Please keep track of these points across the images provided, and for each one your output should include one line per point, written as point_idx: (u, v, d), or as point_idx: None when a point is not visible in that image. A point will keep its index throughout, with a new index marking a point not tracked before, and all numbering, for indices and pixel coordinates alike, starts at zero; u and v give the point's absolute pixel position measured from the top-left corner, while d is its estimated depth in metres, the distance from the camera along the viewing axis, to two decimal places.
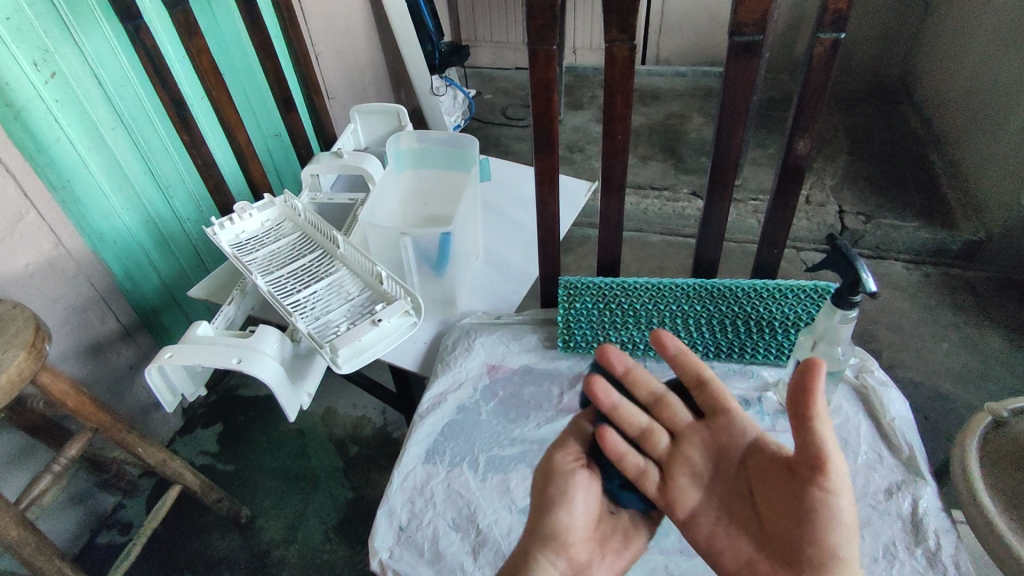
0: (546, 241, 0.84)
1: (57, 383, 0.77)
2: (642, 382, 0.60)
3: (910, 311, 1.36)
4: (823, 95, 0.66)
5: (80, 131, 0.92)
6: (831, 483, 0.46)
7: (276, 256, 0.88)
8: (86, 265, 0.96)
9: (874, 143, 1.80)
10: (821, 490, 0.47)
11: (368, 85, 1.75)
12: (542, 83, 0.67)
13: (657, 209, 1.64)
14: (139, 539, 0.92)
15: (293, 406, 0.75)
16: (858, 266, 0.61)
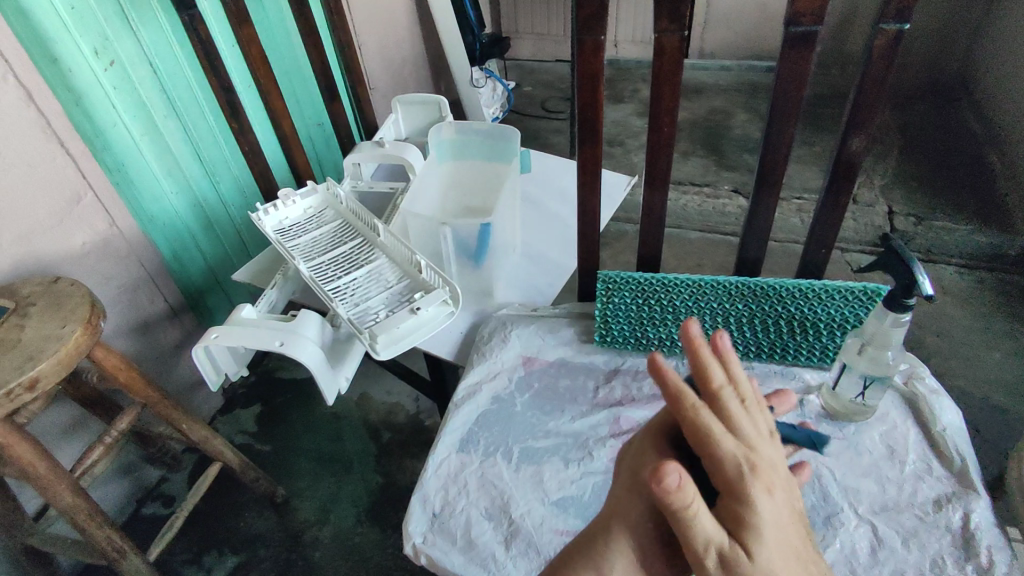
0: (586, 234, 0.83)
1: (110, 358, 0.80)
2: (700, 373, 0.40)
3: (962, 317, 1.31)
4: (882, 89, 0.64)
5: (134, 116, 0.95)
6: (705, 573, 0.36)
7: (318, 242, 0.89)
8: (137, 247, 1.00)
9: (928, 142, 1.73)
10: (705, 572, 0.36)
11: (408, 75, 1.77)
12: (588, 74, 0.66)
13: (697, 205, 1.64)
14: (181, 512, 0.95)
15: (331, 389, 0.76)
16: (914, 266, 0.59)
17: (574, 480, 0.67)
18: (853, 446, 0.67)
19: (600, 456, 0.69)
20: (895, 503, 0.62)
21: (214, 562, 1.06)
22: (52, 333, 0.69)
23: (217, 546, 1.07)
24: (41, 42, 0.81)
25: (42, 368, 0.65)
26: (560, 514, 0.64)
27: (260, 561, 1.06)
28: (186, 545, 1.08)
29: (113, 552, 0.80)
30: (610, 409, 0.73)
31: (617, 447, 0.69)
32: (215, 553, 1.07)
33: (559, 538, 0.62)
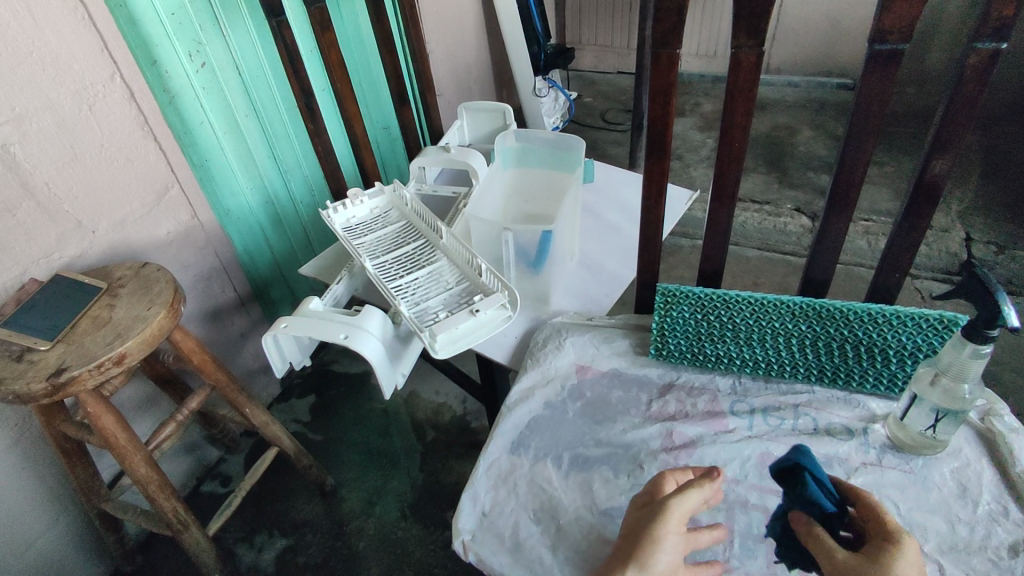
0: (647, 245, 0.83)
1: (186, 341, 0.85)
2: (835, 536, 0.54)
3: None
4: (972, 111, 0.61)
5: (220, 116, 1.01)
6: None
7: (382, 242, 0.93)
8: (213, 239, 1.07)
9: (1013, 166, 1.64)
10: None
11: (472, 83, 1.81)
12: (661, 86, 0.67)
13: (756, 222, 1.59)
14: (240, 491, 1.00)
15: (389, 383, 0.79)
16: (999, 295, 0.56)
17: (624, 491, 0.66)
18: (922, 480, 0.65)
19: (651, 470, 0.68)
20: (965, 544, 0.59)
21: (264, 543, 1.10)
22: (139, 314, 0.74)
23: (268, 528, 1.12)
24: (144, 45, 0.86)
25: (130, 346, 0.70)
26: (608, 524, 0.64)
27: (307, 546, 1.09)
28: (239, 524, 1.13)
29: (178, 523, 0.85)
30: (662, 423, 0.73)
31: (668, 462, 0.69)
32: (265, 535, 1.11)
33: (606, 548, 0.62)
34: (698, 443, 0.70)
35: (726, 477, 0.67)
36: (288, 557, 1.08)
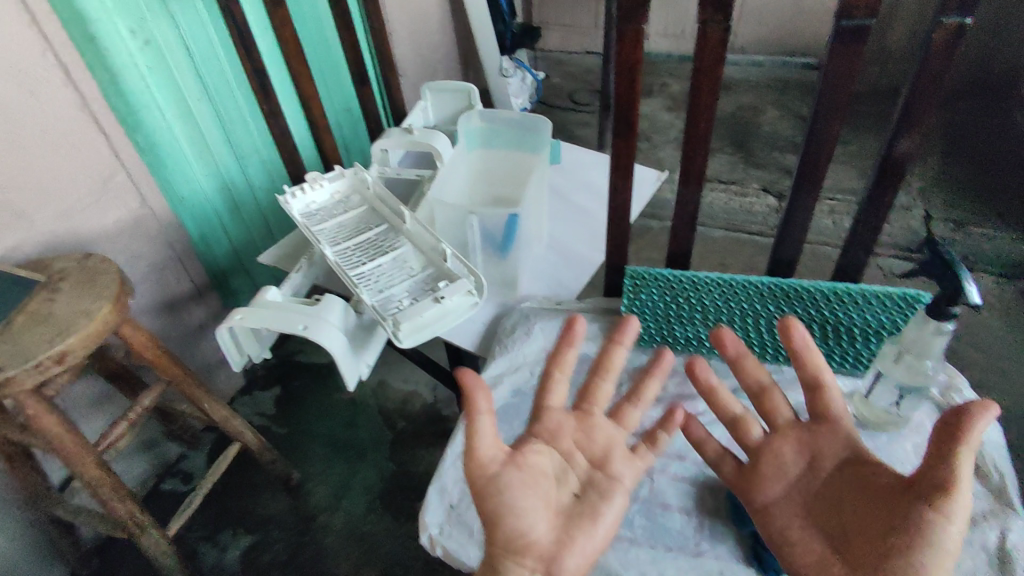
0: (615, 226, 0.82)
1: (136, 335, 0.81)
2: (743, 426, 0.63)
3: (997, 328, 1.28)
4: (937, 88, 0.61)
5: (168, 98, 0.95)
6: (951, 505, 0.46)
7: (344, 228, 0.89)
8: (166, 228, 1.01)
9: (970, 144, 1.68)
10: (932, 510, 0.46)
11: (436, 63, 1.76)
12: (627, 64, 0.65)
13: (723, 203, 1.59)
14: (201, 489, 0.96)
15: (353, 375, 0.76)
16: (961, 273, 0.56)
17: None
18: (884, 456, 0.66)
19: None
20: None
21: (228, 541, 1.07)
22: (82, 308, 0.70)
23: (233, 526, 1.09)
24: (79, 20, 0.80)
25: (72, 343, 0.66)
26: None
27: (273, 543, 1.07)
28: (202, 523, 1.09)
29: (134, 526, 0.81)
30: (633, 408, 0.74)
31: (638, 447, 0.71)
32: (230, 532, 1.08)
33: None
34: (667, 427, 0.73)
35: (696, 459, 0.70)
36: (253, 557, 1.05)
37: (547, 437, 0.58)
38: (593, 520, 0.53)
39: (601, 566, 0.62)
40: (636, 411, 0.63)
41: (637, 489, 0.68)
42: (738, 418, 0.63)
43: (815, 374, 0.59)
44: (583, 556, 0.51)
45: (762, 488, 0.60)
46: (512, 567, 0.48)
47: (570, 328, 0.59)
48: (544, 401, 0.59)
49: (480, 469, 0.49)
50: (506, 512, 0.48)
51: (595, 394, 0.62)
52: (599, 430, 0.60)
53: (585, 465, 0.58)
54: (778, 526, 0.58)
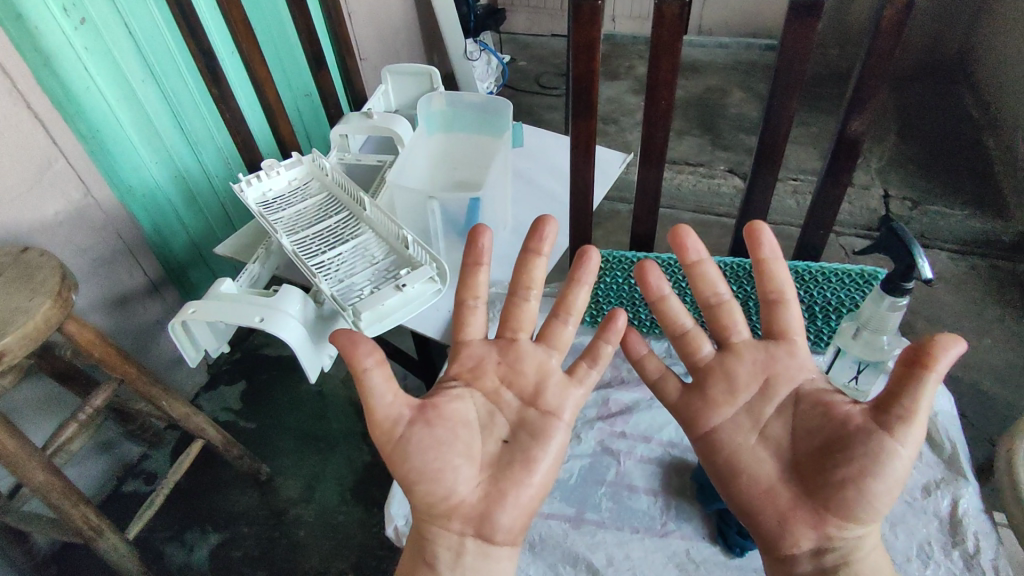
0: (578, 209, 0.81)
1: (83, 332, 0.77)
2: (692, 341, 0.59)
3: (952, 303, 1.32)
4: (889, 65, 0.61)
5: (110, 81, 0.91)
6: (907, 434, 0.47)
7: (302, 216, 0.86)
8: (115, 219, 0.97)
9: (926, 124, 1.71)
10: (890, 438, 0.47)
11: (399, 46, 1.72)
12: (584, 43, 0.63)
13: (690, 185, 1.60)
14: (162, 489, 0.93)
15: (313, 367, 0.74)
16: (914, 250, 0.57)
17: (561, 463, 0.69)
18: None
19: (588, 439, 0.71)
20: None
21: (195, 539, 1.04)
22: (20, 306, 0.66)
23: (199, 524, 1.06)
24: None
25: (9, 343, 0.63)
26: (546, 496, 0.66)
27: (243, 539, 1.05)
28: (167, 523, 1.06)
29: (90, 530, 0.79)
30: (599, 391, 0.75)
31: (604, 430, 0.71)
32: (196, 531, 1.05)
33: (543, 521, 0.64)
34: (633, 409, 0.73)
35: (662, 440, 0.70)
36: (223, 553, 1.03)
37: (467, 378, 0.57)
38: (525, 469, 0.52)
39: (568, 550, 0.62)
40: (567, 327, 0.59)
41: (603, 472, 0.68)
42: (688, 333, 0.59)
43: (777, 289, 0.57)
44: (516, 510, 0.51)
45: (710, 412, 0.56)
46: (439, 532, 0.50)
47: (475, 245, 0.57)
48: (464, 327, 0.58)
49: (385, 432, 0.49)
50: (418, 476, 0.49)
51: (519, 316, 0.58)
52: (527, 359, 0.57)
53: (516, 404, 0.55)
54: (727, 452, 0.55)
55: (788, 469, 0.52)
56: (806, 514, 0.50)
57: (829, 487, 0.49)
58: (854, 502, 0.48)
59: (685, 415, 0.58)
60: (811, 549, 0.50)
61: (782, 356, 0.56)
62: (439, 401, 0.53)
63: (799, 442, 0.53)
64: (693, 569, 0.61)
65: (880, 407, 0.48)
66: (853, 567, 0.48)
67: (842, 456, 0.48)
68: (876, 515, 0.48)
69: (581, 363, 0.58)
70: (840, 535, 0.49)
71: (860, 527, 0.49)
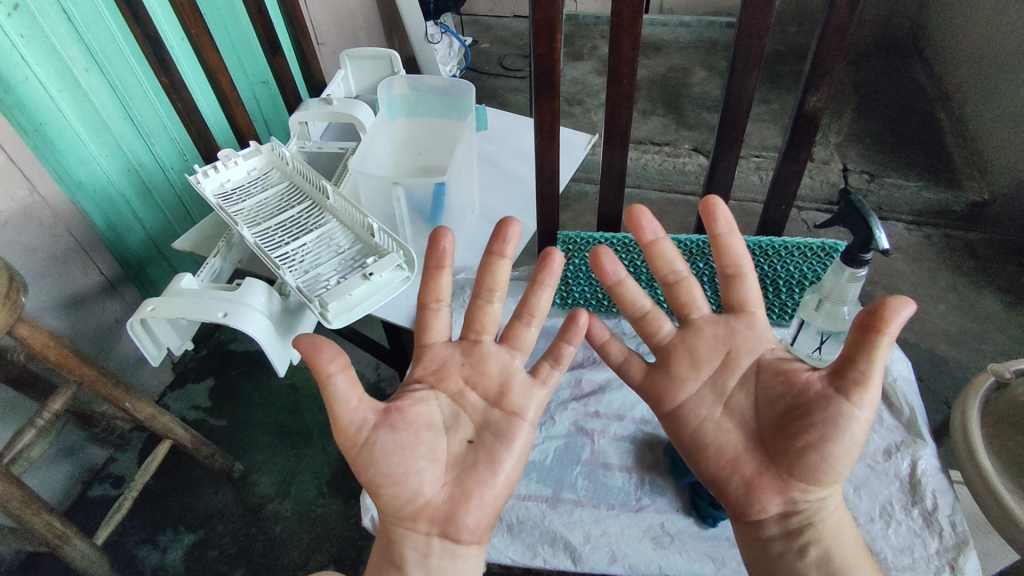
0: (545, 192, 0.81)
1: (36, 336, 0.74)
2: (651, 320, 0.59)
3: (909, 272, 1.36)
4: (843, 40, 0.62)
5: (50, 71, 0.86)
6: (864, 398, 0.48)
7: (263, 207, 0.84)
8: (65, 216, 0.93)
9: (881, 98, 1.76)
10: (849, 402, 0.49)
11: (358, 30, 1.67)
12: (544, 21, 0.63)
13: (657, 164, 1.59)
14: (130, 492, 0.91)
15: (282, 360, 0.73)
16: (871, 221, 0.59)
17: (536, 445, 0.69)
18: None
19: (562, 420, 0.71)
20: None
21: (169, 541, 1.02)
22: None
23: (173, 525, 1.04)
24: None
25: None
26: (523, 479, 0.66)
27: (219, 537, 1.03)
28: (139, 526, 1.04)
29: (56, 539, 0.77)
30: (571, 372, 0.75)
31: (578, 410, 0.72)
32: (170, 532, 1.03)
33: (521, 503, 0.65)
34: (605, 388, 0.74)
35: (635, 418, 0.72)
36: (199, 552, 1.01)
37: (432, 381, 0.56)
38: (490, 470, 0.52)
39: (547, 530, 0.63)
40: (530, 330, 0.58)
41: (578, 452, 0.69)
42: (648, 314, 0.59)
43: (733, 262, 0.58)
44: (480, 511, 0.51)
45: (676, 389, 0.57)
46: (405, 533, 0.49)
47: (436, 248, 0.57)
48: (427, 326, 0.58)
49: (349, 437, 0.49)
50: (384, 480, 0.49)
51: (482, 318, 0.58)
52: (491, 359, 0.57)
53: (480, 405, 0.55)
54: (693, 430, 0.56)
55: (752, 437, 0.54)
56: (771, 481, 0.52)
57: (792, 454, 0.50)
58: (816, 466, 0.49)
59: (651, 395, 0.58)
60: (778, 512, 0.51)
61: (743, 329, 0.57)
62: (403, 404, 0.53)
63: (763, 411, 0.54)
64: (669, 542, 0.62)
65: (839, 375, 0.50)
66: (818, 527, 0.50)
67: (804, 423, 0.50)
68: (837, 476, 0.50)
69: (545, 362, 0.57)
70: (804, 498, 0.51)
71: (823, 489, 0.51)
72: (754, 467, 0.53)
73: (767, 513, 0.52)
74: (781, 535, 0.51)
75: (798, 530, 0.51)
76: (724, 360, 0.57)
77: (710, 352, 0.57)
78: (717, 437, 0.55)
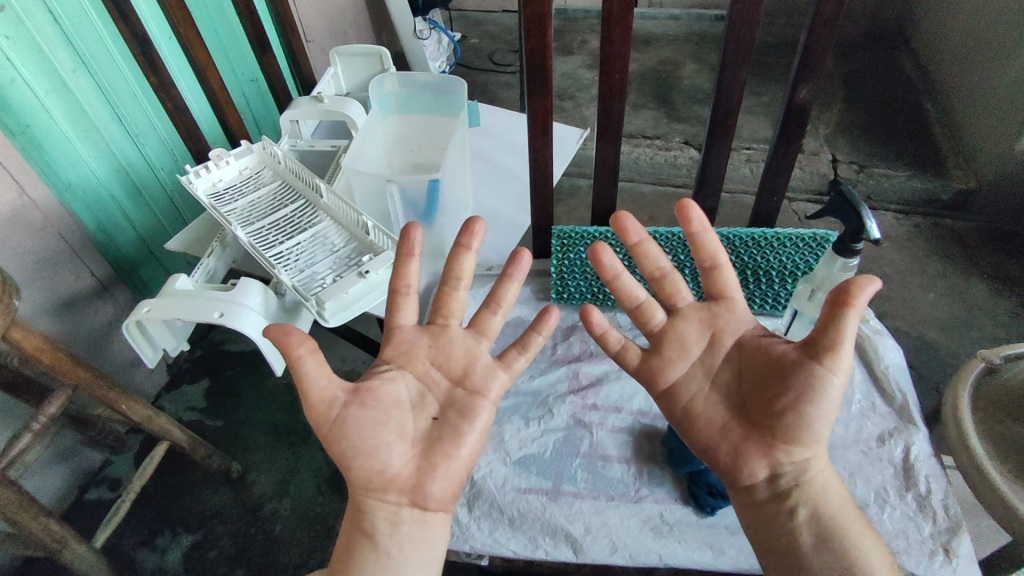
0: (538, 186, 0.81)
1: (30, 339, 0.74)
2: (648, 257, 0.59)
3: (899, 261, 1.38)
4: (832, 33, 0.63)
5: (37, 72, 0.85)
6: (837, 362, 0.49)
7: (256, 206, 0.84)
8: (55, 219, 0.92)
9: (869, 89, 1.77)
10: (823, 367, 0.50)
11: (346, 26, 1.66)
12: (535, 17, 0.63)
13: (648, 157, 1.60)
14: (128, 496, 0.90)
15: (278, 359, 0.73)
16: (862, 211, 0.59)
17: (535, 438, 0.70)
18: None
19: (561, 413, 0.72)
20: (843, 440, 0.67)
21: (168, 543, 1.02)
22: None
23: (171, 527, 1.04)
24: None
25: None
26: (522, 473, 0.67)
27: (218, 538, 1.03)
28: (137, 528, 1.03)
29: (54, 543, 0.76)
30: (569, 365, 0.77)
31: (576, 402, 0.73)
32: (168, 534, 1.03)
33: (521, 496, 0.65)
34: (602, 380, 0.75)
35: (632, 410, 0.72)
36: (197, 553, 1.01)
37: (400, 361, 0.55)
38: (455, 443, 0.52)
39: (547, 522, 0.64)
40: (497, 318, 0.57)
41: (578, 444, 0.69)
42: (642, 304, 0.59)
43: (709, 255, 0.58)
44: (447, 479, 0.51)
45: (666, 369, 0.58)
46: (380, 503, 0.49)
47: (406, 239, 0.54)
48: (394, 324, 0.56)
49: (320, 414, 0.49)
50: (354, 453, 0.49)
51: (450, 304, 0.56)
52: (456, 342, 0.56)
53: (444, 385, 0.55)
54: (683, 404, 0.57)
55: (735, 407, 0.55)
56: (755, 445, 0.53)
57: (774, 417, 0.52)
58: (794, 427, 0.51)
59: (644, 375, 0.59)
60: (766, 476, 0.52)
61: (722, 312, 0.58)
62: (372, 385, 0.52)
63: (746, 383, 0.55)
64: (668, 531, 0.63)
65: (809, 342, 0.51)
66: (805, 488, 0.51)
67: (780, 385, 0.51)
68: (818, 437, 0.51)
69: (511, 350, 0.57)
70: (788, 461, 0.52)
71: (807, 450, 0.52)
72: (739, 429, 0.54)
73: (754, 476, 0.53)
74: (770, 498, 0.52)
75: (786, 494, 0.52)
76: (706, 343, 0.58)
77: (693, 334, 0.58)
78: (701, 411, 0.56)
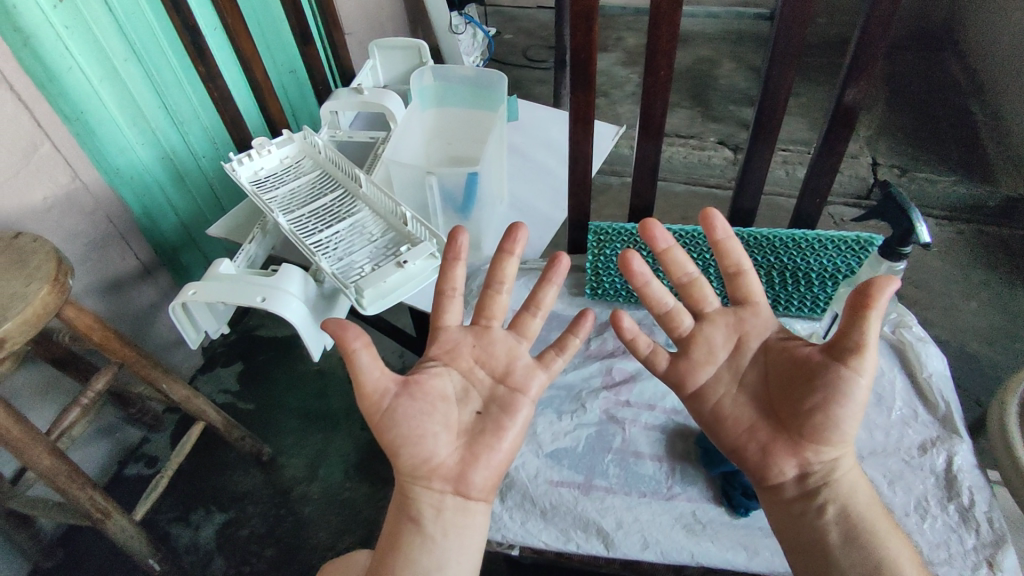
0: (576, 182, 0.81)
1: (81, 317, 0.76)
2: (677, 264, 0.58)
3: (940, 268, 1.34)
4: (886, 31, 0.61)
5: (92, 59, 0.88)
6: (863, 363, 0.48)
7: (297, 195, 0.85)
8: (104, 202, 0.95)
9: (914, 91, 1.72)
10: (848, 368, 0.49)
11: (384, 20, 1.68)
12: (583, 12, 0.63)
13: (682, 156, 1.59)
14: (166, 472, 0.93)
15: (315, 345, 0.74)
16: (912, 214, 0.58)
17: (568, 432, 0.70)
18: None
19: (594, 408, 0.72)
20: (883, 448, 0.66)
21: (201, 520, 1.05)
22: (17, 292, 0.66)
23: (205, 504, 1.07)
24: None
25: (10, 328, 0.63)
26: (555, 465, 0.67)
27: (249, 518, 1.05)
28: (172, 504, 1.07)
29: (97, 513, 0.79)
30: (603, 361, 0.77)
31: (609, 398, 0.73)
32: (202, 511, 1.06)
33: (554, 489, 0.66)
34: (636, 377, 0.74)
35: (666, 408, 0.72)
36: (230, 531, 1.04)
37: (446, 359, 0.56)
38: (495, 436, 0.53)
39: (579, 516, 0.64)
40: (536, 320, 0.58)
41: (610, 440, 0.69)
42: (671, 310, 0.58)
43: (734, 261, 0.57)
44: (488, 471, 0.52)
45: (698, 372, 0.57)
46: (421, 489, 0.50)
47: (453, 242, 0.55)
48: (439, 323, 0.57)
49: (373, 403, 0.50)
50: (403, 441, 0.50)
51: (492, 306, 0.57)
52: (499, 342, 0.56)
53: (487, 381, 0.55)
54: (711, 405, 0.56)
55: (765, 407, 0.54)
56: (784, 444, 0.52)
57: (800, 417, 0.51)
58: (822, 426, 0.50)
59: (672, 379, 0.58)
60: (794, 475, 0.52)
61: (748, 317, 0.57)
62: (421, 377, 0.53)
63: (773, 385, 0.55)
64: (700, 529, 0.62)
65: (833, 344, 0.50)
66: (835, 488, 0.51)
67: (807, 388, 0.51)
68: (846, 437, 0.50)
69: (550, 350, 0.57)
70: (817, 460, 0.51)
71: (834, 450, 0.51)
72: (766, 429, 0.54)
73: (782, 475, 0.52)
74: (799, 497, 0.52)
75: (815, 493, 0.51)
76: (735, 347, 0.57)
77: (721, 338, 0.57)
78: (735, 411, 0.56)
